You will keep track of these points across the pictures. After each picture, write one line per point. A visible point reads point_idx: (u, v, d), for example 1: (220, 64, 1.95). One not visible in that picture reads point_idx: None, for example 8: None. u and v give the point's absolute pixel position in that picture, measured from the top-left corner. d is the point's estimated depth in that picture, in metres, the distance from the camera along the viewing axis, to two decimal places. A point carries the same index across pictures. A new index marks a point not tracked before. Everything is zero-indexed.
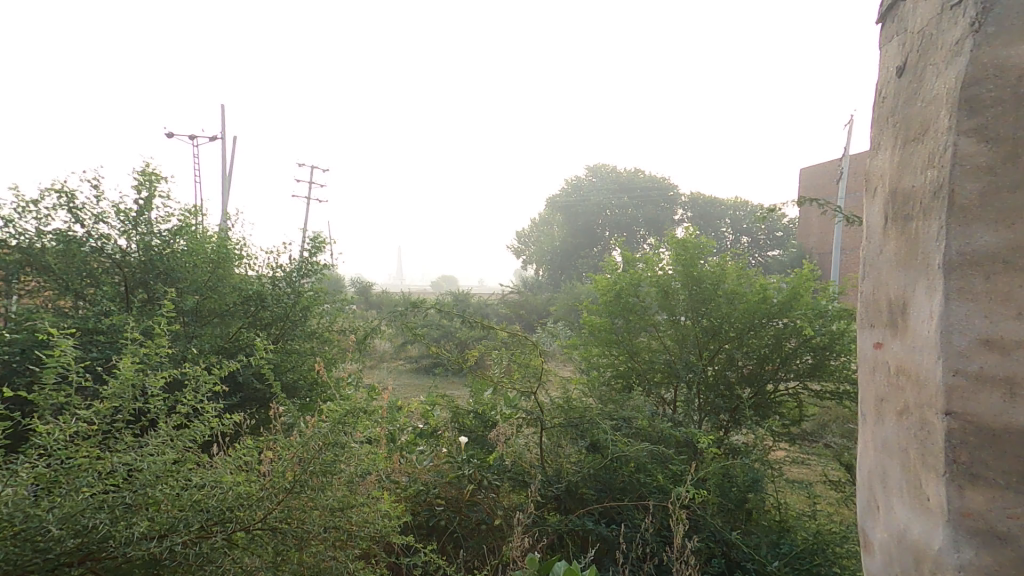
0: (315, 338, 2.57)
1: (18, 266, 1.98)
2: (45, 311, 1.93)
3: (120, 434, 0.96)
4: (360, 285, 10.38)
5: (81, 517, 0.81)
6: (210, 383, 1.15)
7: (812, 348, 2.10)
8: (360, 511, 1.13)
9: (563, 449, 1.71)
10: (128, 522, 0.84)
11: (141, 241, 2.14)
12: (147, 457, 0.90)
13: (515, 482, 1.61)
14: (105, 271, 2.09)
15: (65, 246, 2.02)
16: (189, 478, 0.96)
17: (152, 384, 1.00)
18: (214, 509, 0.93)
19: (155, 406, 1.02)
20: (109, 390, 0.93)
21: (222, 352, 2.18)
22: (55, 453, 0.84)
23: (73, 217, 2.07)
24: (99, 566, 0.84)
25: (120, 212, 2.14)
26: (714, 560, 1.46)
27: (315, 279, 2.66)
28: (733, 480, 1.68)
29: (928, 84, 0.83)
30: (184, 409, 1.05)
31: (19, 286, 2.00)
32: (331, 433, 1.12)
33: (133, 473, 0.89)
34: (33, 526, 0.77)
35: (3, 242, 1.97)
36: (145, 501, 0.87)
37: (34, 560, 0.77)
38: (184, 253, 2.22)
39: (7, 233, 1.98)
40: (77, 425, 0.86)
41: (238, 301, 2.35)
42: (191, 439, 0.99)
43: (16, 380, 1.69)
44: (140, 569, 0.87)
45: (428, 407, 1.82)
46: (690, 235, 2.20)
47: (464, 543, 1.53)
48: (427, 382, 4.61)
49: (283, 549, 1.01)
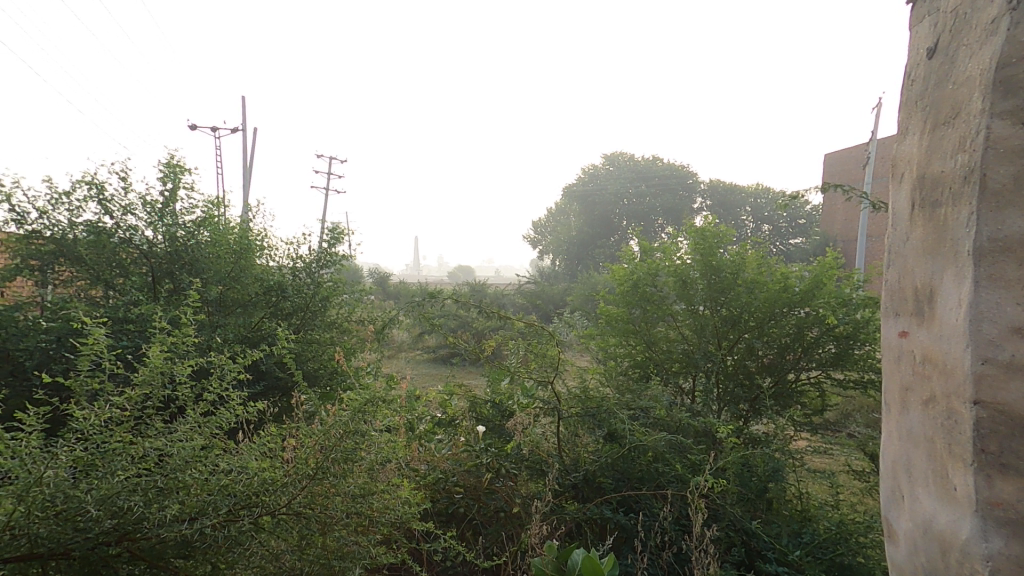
0: (335, 327, 2.61)
1: (52, 257, 2.04)
2: (78, 300, 1.99)
3: (150, 420, 0.99)
4: (377, 276, 10.48)
5: (117, 498, 0.84)
6: (235, 372, 1.17)
7: (835, 337, 2.07)
8: (380, 497, 1.15)
9: (580, 438, 1.72)
10: (160, 504, 0.87)
11: (167, 233, 2.19)
12: (176, 443, 0.92)
13: (533, 471, 1.61)
14: (133, 261, 2.14)
15: (95, 237, 2.08)
16: (217, 463, 0.98)
17: (180, 371, 1.03)
18: (241, 494, 0.95)
19: (183, 393, 1.05)
20: (139, 377, 0.96)
21: (246, 341, 2.22)
22: (92, 438, 0.87)
23: (103, 208, 2.12)
24: (135, 546, 0.86)
25: (147, 203, 2.19)
26: (734, 548, 1.46)
27: (334, 269, 2.70)
28: (753, 470, 1.67)
29: (961, 66, 0.80)
30: (210, 397, 1.07)
31: (53, 276, 2.06)
32: (352, 422, 1.13)
33: (164, 458, 0.92)
34: (72, 507, 0.80)
35: (37, 233, 2.03)
36: (176, 485, 0.90)
37: (75, 539, 0.81)
38: (208, 244, 2.27)
39: (40, 225, 2.04)
40: (111, 412, 0.89)
41: (260, 291, 2.39)
42: (218, 426, 1.02)
43: (53, 367, 1.75)
44: (173, 550, 0.88)
45: (446, 397, 1.85)
46: (710, 224, 2.18)
47: (483, 530, 1.56)
48: (444, 371, 4.65)
49: (308, 533, 1.02)
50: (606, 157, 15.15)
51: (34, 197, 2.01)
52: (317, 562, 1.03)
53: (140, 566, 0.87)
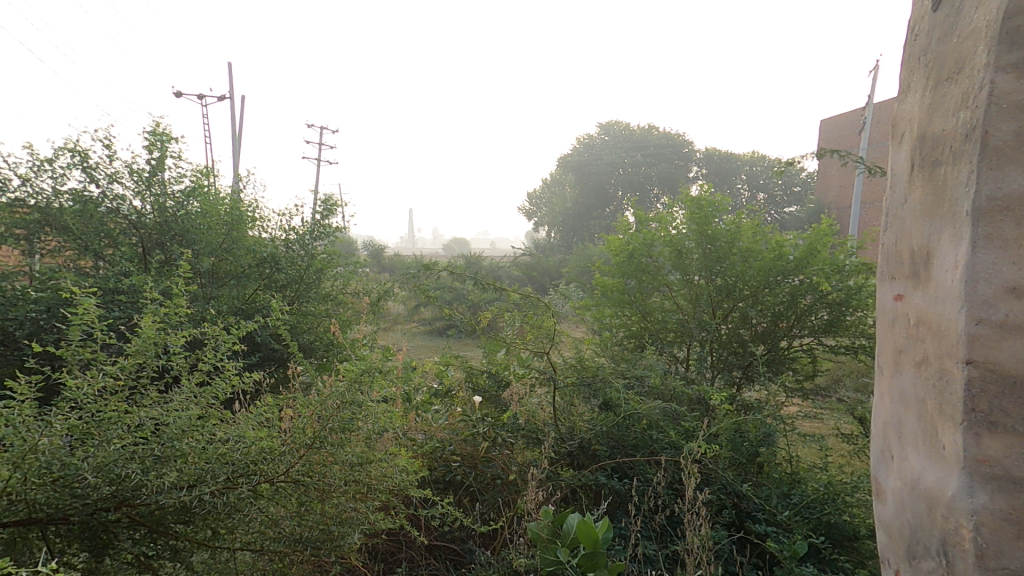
0: (330, 299, 2.60)
1: (38, 226, 2.01)
2: (67, 271, 1.97)
3: (145, 390, 0.99)
4: (372, 249, 10.43)
5: (114, 466, 0.84)
6: (230, 342, 1.17)
7: (828, 304, 2.08)
8: (378, 466, 1.17)
9: (576, 408, 1.73)
10: (158, 472, 0.87)
11: (155, 203, 2.16)
12: (172, 413, 0.93)
13: (529, 440, 1.63)
14: (122, 231, 2.12)
15: (81, 206, 2.05)
16: (214, 432, 0.99)
17: (173, 342, 1.02)
18: (239, 462, 0.96)
19: (177, 363, 1.04)
20: (132, 347, 0.96)
21: (240, 313, 2.22)
22: (86, 407, 0.87)
23: (88, 176, 2.08)
24: (135, 511, 0.86)
25: (133, 172, 2.15)
26: (724, 510, 1.49)
27: (328, 241, 2.68)
28: (745, 435, 1.70)
29: (966, 17, 0.78)
30: (205, 367, 1.07)
31: (41, 245, 2.03)
32: (348, 393, 1.14)
33: (160, 427, 0.92)
34: (70, 474, 0.81)
35: (22, 202, 2.00)
36: (173, 453, 0.90)
37: (73, 504, 0.81)
38: (198, 215, 2.24)
39: (24, 192, 2.01)
40: (104, 381, 0.89)
41: (253, 263, 2.37)
42: (213, 396, 1.02)
43: (44, 337, 1.74)
44: (172, 516, 0.89)
45: (443, 368, 1.87)
46: (706, 193, 2.17)
47: (480, 497, 1.57)
48: (441, 344, 4.67)
49: (306, 500, 1.05)
50: (602, 127, 14.95)
51: (16, 164, 1.97)
52: (316, 528, 1.05)
53: (141, 530, 0.87)
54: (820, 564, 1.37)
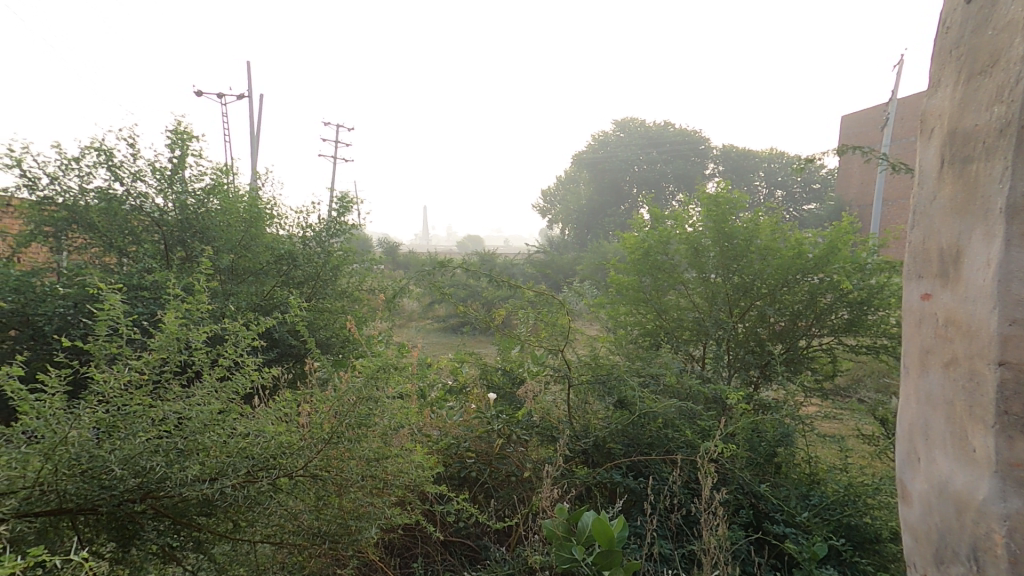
0: (346, 296, 2.62)
1: (65, 223, 2.06)
2: (93, 267, 2.02)
3: (169, 384, 1.01)
4: (387, 246, 10.50)
5: (139, 458, 0.86)
6: (249, 338, 1.19)
7: (849, 303, 2.05)
8: (394, 461, 1.18)
9: (591, 405, 1.73)
10: (181, 465, 0.89)
11: (177, 200, 2.20)
12: (194, 406, 0.94)
13: (543, 437, 1.63)
14: (145, 228, 2.16)
15: (106, 204, 2.09)
16: (234, 427, 1.00)
17: (195, 337, 1.04)
18: (259, 456, 0.98)
19: (199, 358, 1.06)
20: (156, 343, 0.98)
21: (258, 309, 2.25)
22: (113, 400, 0.89)
23: (113, 174, 2.12)
24: (159, 503, 0.87)
25: (156, 170, 2.19)
26: (742, 510, 1.48)
27: (343, 238, 2.70)
28: (763, 435, 1.68)
29: (1002, 11, 0.77)
30: (226, 362, 1.09)
31: (67, 242, 2.09)
32: (365, 389, 1.16)
33: (183, 421, 0.94)
34: (98, 465, 0.83)
35: (50, 200, 2.05)
36: (195, 447, 0.92)
37: (101, 496, 0.83)
38: (218, 212, 2.27)
39: (53, 191, 2.06)
40: (130, 375, 0.91)
41: (272, 260, 2.39)
42: (234, 391, 1.04)
43: (72, 332, 1.79)
44: (195, 508, 0.91)
45: (457, 365, 1.88)
46: (723, 191, 2.15)
47: (495, 494, 1.58)
48: (456, 341, 4.69)
49: (324, 494, 1.06)
50: (617, 123, 14.86)
51: (45, 162, 2.02)
52: (334, 521, 1.07)
53: (165, 522, 0.89)
54: (840, 566, 1.36)
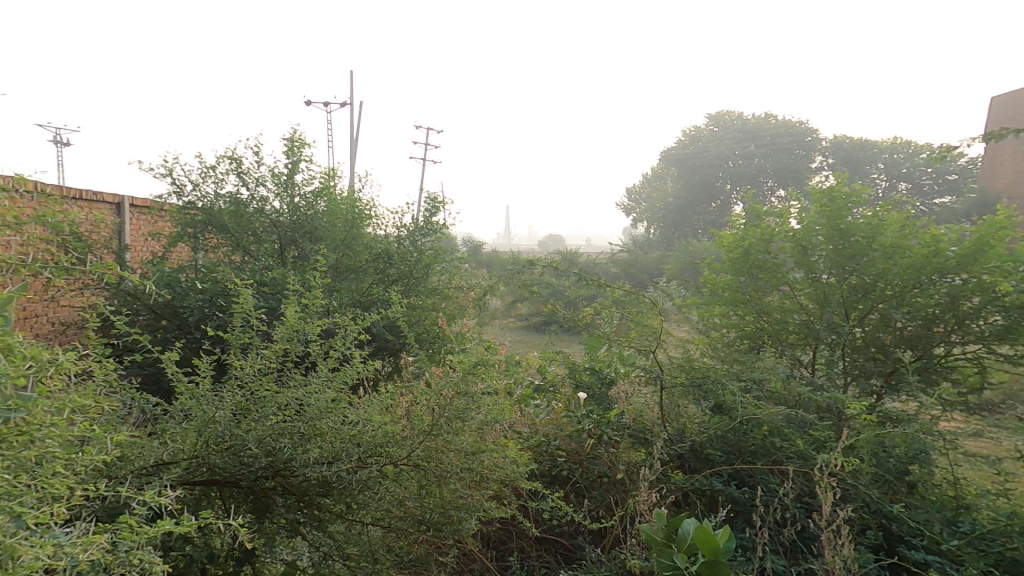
0: (437, 294, 2.68)
1: (202, 225, 2.31)
2: (223, 264, 2.23)
3: (291, 372, 1.08)
4: (473, 245, 10.77)
5: (270, 440, 0.95)
6: (357, 332, 1.24)
7: (1004, 306, 1.78)
8: (491, 456, 1.18)
9: (686, 409, 1.66)
10: (304, 447, 0.97)
11: (291, 203, 2.37)
12: (312, 394, 0.99)
13: (636, 440, 1.58)
14: (265, 229, 2.34)
15: (235, 207, 2.31)
16: (347, 414, 1.05)
17: (312, 329, 1.11)
18: (368, 444, 1.02)
19: (315, 349, 1.13)
20: (280, 333, 1.05)
21: (360, 304, 2.37)
22: (247, 385, 0.97)
23: (241, 180, 2.33)
24: (287, 481, 0.98)
25: (275, 175, 2.37)
26: (869, 531, 1.36)
27: (435, 238, 2.79)
28: (891, 450, 1.53)
29: None
30: (338, 353, 1.14)
31: (204, 241, 2.34)
32: (462, 384, 1.15)
33: (303, 407, 1.00)
34: (237, 443, 0.93)
35: (192, 204, 2.31)
36: (314, 432, 0.98)
37: (242, 470, 0.94)
38: (325, 214, 2.41)
39: (194, 196, 2.32)
40: (261, 362, 0.99)
41: (370, 258, 2.52)
42: (345, 380, 1.09)
43: (208, 323, 1.99)
44: (315, 488, 1.01)
45: (545, 363, 1.86)
46: (839, 184, 2.00)
47: (587, 493, 1.57)
48: (542, 340, 4.68)
49: (426, 484, 1.09)
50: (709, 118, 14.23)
51: (188, 171, 2.26)
52: (435, 510, 1.09)
53: (291, 498, 1.01)
54: None
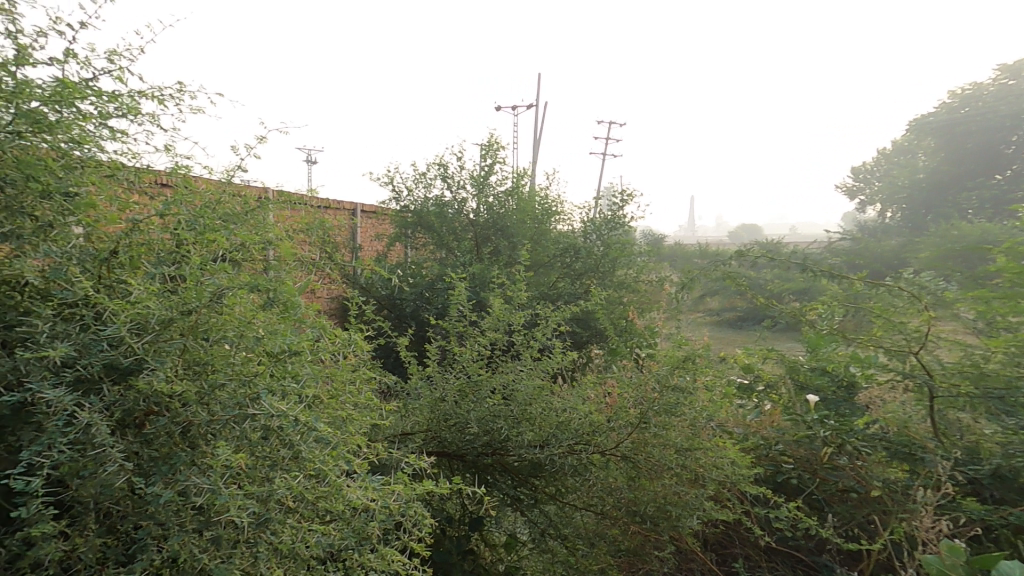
0: (624, 287, 2.67)
1: (412, 227, 2.62)
2: (436, 262, 2.54)
3: (500, 358, 1.28)
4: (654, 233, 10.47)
5: (491, 419, 1.18)
6: (552, 320, 1.38)
7: None
8: (706, 454, 1.15)
9: (981, 425, 1.37)
10: (518, 428, 1.18)
11: (486, 203, 2.55)
12: (520, 382, 1.18)
13: (898, 452, 1.41)
14: (463, 228, 2.56)
15: (438, 209, 2.57)
16: (554, 400, 1.21)
17: (513, 320, 1.29)
18: (576, 431, 1.15)
19: (517, 337, 1.32)
20: (489, 322, 1.26)
21: (547, 298, 2.47)
22: (466, 369, 1.22)
23: (445, 183, 2.59)
24: (501, 458, 1.22)
25: (473, 177, 2.57)
26: None
27: (622, 231, 2.76)
28: None
29: None
30: (538, 342, 1.30)
31: (416, 243, 2.66)
32: (669, 376, 1.15)
33: (512, 393, 1.19)
34: (460, 422, 1.20)
35: (406, 207, 2.64)
36: (524, 414, 1.17)
37: (466, 446, 1.21)
38: (516, 212, 2.55)
39: (408, 200, 2.65)
40: (474, 350, 1.23)
41: (558, 252, 2.62)
42: (545, 368, 1.24)
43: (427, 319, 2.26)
44: (529, 467, 1.21)
45: (757, 359, 1.73)
46: None
47: (828, 508, 1.49)
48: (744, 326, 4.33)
49: (635, 475, 1.16)
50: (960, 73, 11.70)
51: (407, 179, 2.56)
52: (651, 504, 1.14)
53: (506, 472, 1.25)
54: None
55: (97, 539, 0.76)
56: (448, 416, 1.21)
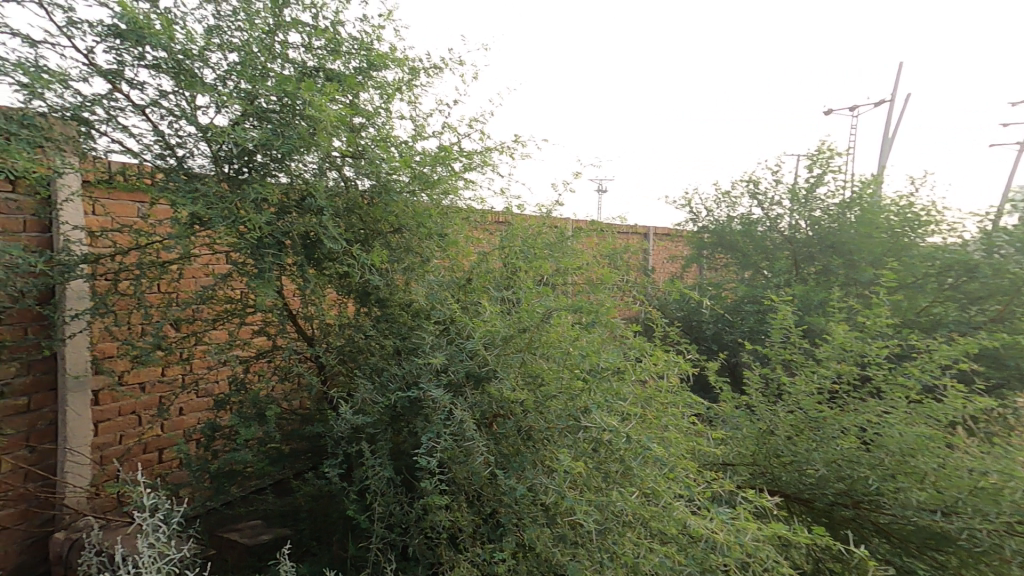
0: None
1: (715, 245, 3.39)
2: (733, 270, 3.29)
3: (843, 398, 2.01)
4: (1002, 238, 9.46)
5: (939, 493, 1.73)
6: (930, 363, 1.95)
7: None
8: None
9: None
10: (941, 507, 1.72)
11: (805, 218, 3.03)
12: (873, 420, 1.89)
13: None
14: (775, 240, 3.14)
15: (746, 227, 3.23)
16: (945, 454, 1.80)
17: (876, 364, 1.99)
18: (997, 496, 1.66)
19: (885, 387, 1.97)
20: (842, 365, 2.01)
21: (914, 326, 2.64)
22: (878, 420, 1.88)
23: (762, 203, 3.19)
24: (870, 519, 1.84)
25: (796, 195, 3.05)
26: None
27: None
28: None
29: None
30: (905, 384, 1.96)
31: (716, 258, 3.43)
32: None
33: (867, 435, 1.89)
34: (811, 460, 1.92)
35: (716, 223, 3.38)
36: (927, 484, 1.78)
37: (821, 492, 1.91)
38: (852, 223, 2.86)
39: (718, 217, 3.38)
40: (873, 406, 1.92)
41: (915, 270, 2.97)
42: (922, 413, 1.85)
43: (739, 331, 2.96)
44: (906, 531, 1.78)
45: None
46: None
47: None
48: None
49: None
50: None
51: (706, 202, 3.41)
52: None
53: (859, 522, 1.86)
54: None
55: (467, 515, 1.50)
56: (783, 454, 1.98)
